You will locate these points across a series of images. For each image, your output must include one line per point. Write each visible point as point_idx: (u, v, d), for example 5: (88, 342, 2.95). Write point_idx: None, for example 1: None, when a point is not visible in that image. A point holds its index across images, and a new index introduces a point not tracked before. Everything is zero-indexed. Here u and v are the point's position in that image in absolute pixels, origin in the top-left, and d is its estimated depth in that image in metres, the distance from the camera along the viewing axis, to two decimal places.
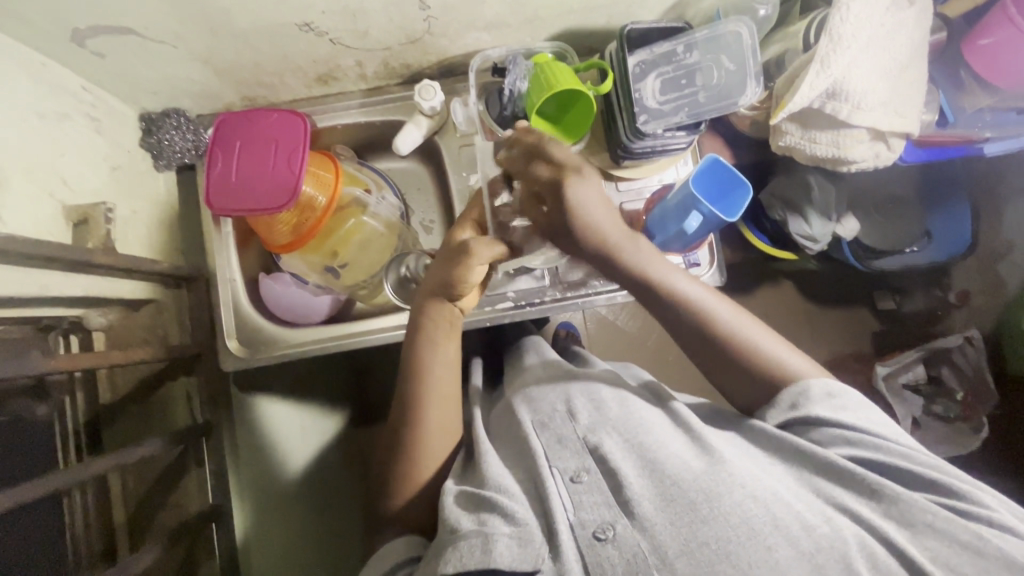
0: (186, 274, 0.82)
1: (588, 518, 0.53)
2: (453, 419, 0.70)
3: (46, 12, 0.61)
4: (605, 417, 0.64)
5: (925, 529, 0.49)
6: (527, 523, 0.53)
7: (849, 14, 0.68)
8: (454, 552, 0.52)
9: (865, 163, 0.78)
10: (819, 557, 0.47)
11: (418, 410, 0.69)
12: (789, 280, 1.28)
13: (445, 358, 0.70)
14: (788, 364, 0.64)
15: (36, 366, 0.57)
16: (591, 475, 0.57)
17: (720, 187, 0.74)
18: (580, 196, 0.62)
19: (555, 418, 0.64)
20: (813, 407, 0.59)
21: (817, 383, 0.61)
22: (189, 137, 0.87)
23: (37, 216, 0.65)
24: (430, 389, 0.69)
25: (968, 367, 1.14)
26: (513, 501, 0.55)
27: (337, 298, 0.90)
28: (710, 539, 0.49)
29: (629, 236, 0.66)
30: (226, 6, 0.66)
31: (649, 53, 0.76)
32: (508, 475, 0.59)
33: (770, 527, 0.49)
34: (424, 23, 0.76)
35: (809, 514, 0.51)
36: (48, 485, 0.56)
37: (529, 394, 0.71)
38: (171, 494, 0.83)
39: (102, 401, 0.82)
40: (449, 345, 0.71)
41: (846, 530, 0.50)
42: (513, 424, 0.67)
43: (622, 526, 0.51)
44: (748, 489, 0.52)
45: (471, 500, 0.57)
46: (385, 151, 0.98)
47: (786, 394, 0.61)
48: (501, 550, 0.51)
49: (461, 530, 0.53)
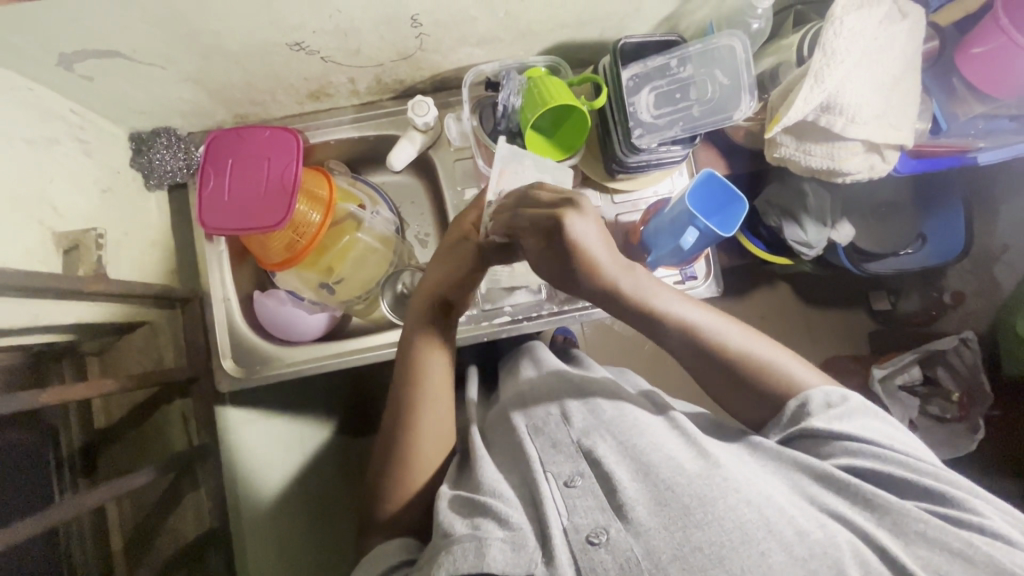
0: (181, 295, 0.82)
1: (581, 522, 0.52)
2: (447, 425, 0.70)
3: (33, 39, 0.60)
4: (600, 421, 0.64)
5: (917, 538, 0.50)
6: (520, 527, 0.53)
7: (842, 28, 0.69)
8: (448, 556, 0.51)
9: (861, 175, 0.78)
10: (811, 562, 0.47)
11: (415, 420, 0.68)
12: (784, 283, 1.29)
13: (441, 356, 0.71)
14: (797, 375, 0.64)
15: (27, 400, 0.56)
16: (585, 479, 0.57)
17: (712, 202, 0.74)
18: (580, 233, 0.58)
19: (550, 422, 0.65)
20: (814, 419, 0.59)
21: (820, 392, 0.62)
22: (181, 156, 0.87)
23: (27, 243, 0.65)
24: (428, 395, 0.69)
25: (964, 368, 1.14)
26: (507, 507, 0.55)
27: (333, 314, 0.89)
28: (702, 544, 0.48)
29: (625, 269, 0.62)
30: (215, 27, 0.65)
31: (643, 67, 0.76)
32: (503, 481, 0.59)
33: (763, 531, 0.49)
34: (416, 40, 0.76)
35: (802, 518, 0.50)
36: (45, 520, 0.56)
37: (527, 400, 0.71)
38: (168, 518, 0.83)
39: (97, 424, 0.83)
40: (447, 345, 0.72)
41: (838, 535, 0.49)
42: (509, 429, 0.67)
43: (616, 531, 0.51)
44: (743, 493, 0.52)
45: (466, 505, 0.57)
46: (379, 166, 0.97)
47: (790, 408, 0.62)
48: (495, 553, 0.50)
49: (453, 535, 0.53)
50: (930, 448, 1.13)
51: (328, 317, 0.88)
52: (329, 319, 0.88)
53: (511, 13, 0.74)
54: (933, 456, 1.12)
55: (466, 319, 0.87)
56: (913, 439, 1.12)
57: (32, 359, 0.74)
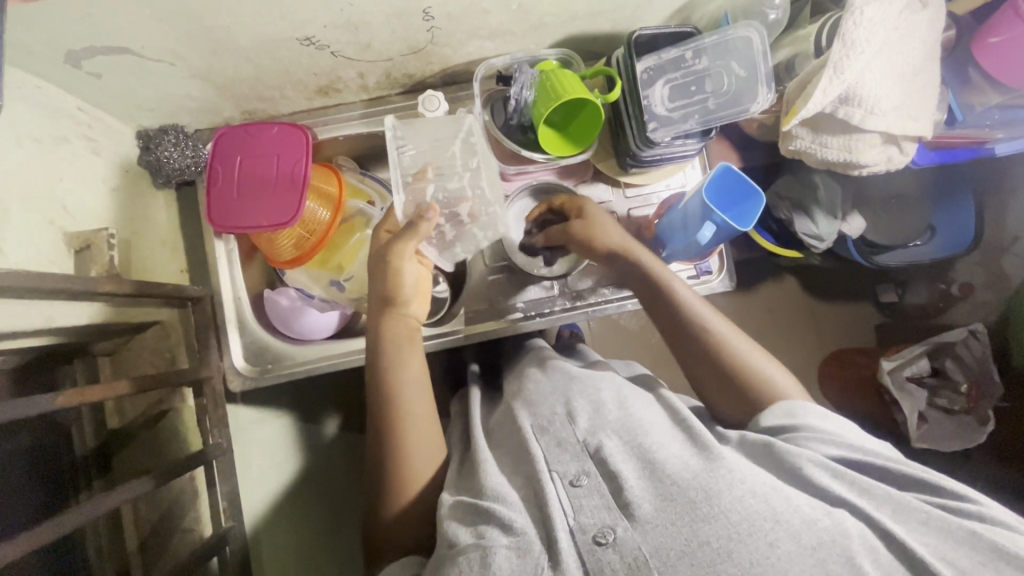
0: (190, 294, 0.78)
1: (588, 522, 0.52)
2: (434, 440, 0.69)
3: (40, 35, 0.59)
4: (605, 420, 0.63)
5: (919, 526, 0.50)
6: (524, 531, 0.52)
7: (862, 18, 0.67)
8: (454, 567, 0.51)
9: (878, 166, 0.78)
10: (820, 552, 0.46)
11: (401, 435, 0.66)
12: (792, 275, 1.28)
13: (412, 374, 0.69)
14: (777, 382, 0.65)
15: (43, 404, 0.55)
16: (591, 478, 0.56)
17: (731, 195, 0.73)
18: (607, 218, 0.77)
19: (555, 421, 0.63)
20: (808, 419, 0.59)
21: (816, 407, 0.61)
22: (188, 153, 0.85)
23: (38, 244, 0.64)
24: (405, 410, 0.67)
25: (973, 360, 1.11)
26: (511, 511, 0.54)
27: (345, 312, 0.87)
28: (710, 538, 0.48)
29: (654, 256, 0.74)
30: (224, 22, 0.64)
31: (657, 59, 0.75)
32: (507, 484, 0.58)
33: (770, 522, 0.48)
34: (428, 33, 0.75)
35: (809, 507, 0.50)
36: (62, 525, 0.55)
37: (530, 399, 0.70)
38: (181, 521, 0.81)
39: (110, 425, 0.81)
40: (415, 361, 0.70)
41: (847, 524, 0.49)
42: (514, 429, 0.66)
43: (623, 529, 0.51)
44: (747, 485, 0.51)
45: (468, 511, 0.56)
46: (388, 161, 0.96)
47: (779, 406, 0.62)
48: (500, 562, 0.50)
49: (459, 545, 0.53)
50: (941, 441, 1.12)
51: (340, 314, 0.87)
52: (341, 317, 0.87)
53: (524, 6, 0.73)
54: (945, 449, 1.12)
55: (478, 317, 0.87)
56: (920, 433, 1.12)
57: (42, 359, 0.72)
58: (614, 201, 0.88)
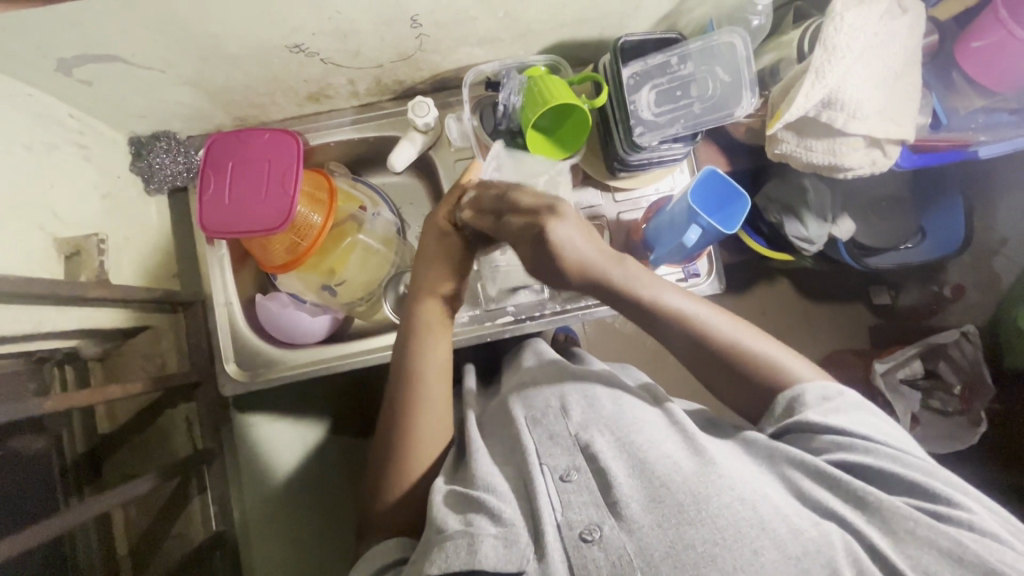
0: (183, 299, 0.82)
1: (575, 518, 0.52)
2: (446, 426, 0.69)
3: (30, 43, 0.60)
4: (598, 415, 0.63)
5: (906, 536, 0.49)
6: (513, 523, 0.53)
7: (843, 23, 0.69)
8: (441, 553, 0.51)
9: (862, 170, 0.78)
10: (803, 562, 0.47)
11: (415, 427, 0.68)
12: (785, 278, 1.29)
13: (435, 359, 0.70)
14: (788, 367, 0.63)
15: (32, 408, 0.56)
16: (581, 474, 0.56)
17: (714, 199, 0.75)
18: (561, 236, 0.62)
19: (548, 414, 0.64)
20: (809, 411, 0.58)
21: (812, 386, 0.60)
22: (180, 160, 0.86)
23: (28, 250, 0.64)
24: (426, 397, 0.68)
25: (966, 362, 1.13)
26: (501, 502, 0.55)
27: (335, 317, 0.88)
28: (695, 542, 0.48)
29: (616, 259, 0.64)
30: (213, 30, 0.65)
31: (643, 65, 0.76)
32: (498, 473, 0.59)
33: (755, 529, 0.48)
34: (416, 40, 0.76)
35: (798, 517, 0.50)
36: (50, 529, 0.55)
37: (526, 392, 0.70)
38: (174, 523, 0.84)
39: (100, 430, 0.83)
40: (440, 352, 0.71)
41: (833, 535, 0.49)
42: (506, 422, 0.66)
43: (609, 528, 0.51)
44: (737, 491, 0.51)
45: (460, 500, 0.57)
46: (381, 167, 0.97)
47: (782, 399, 0.61)
48: (487, 551, 0.50)
49: (447, 531, 0.53)
50: (933, 441, 1.12)
51: (330, 318, 0.88)
52: (332, 322, 0.88)
53: (511, 13, 0.74)
54: (935, 450, 1.12)
55: (470, 320, 0.87)
56: (914, 434, 1.12)
57: (34, 365, 0.72)
58: (604, 205, 0.89)
